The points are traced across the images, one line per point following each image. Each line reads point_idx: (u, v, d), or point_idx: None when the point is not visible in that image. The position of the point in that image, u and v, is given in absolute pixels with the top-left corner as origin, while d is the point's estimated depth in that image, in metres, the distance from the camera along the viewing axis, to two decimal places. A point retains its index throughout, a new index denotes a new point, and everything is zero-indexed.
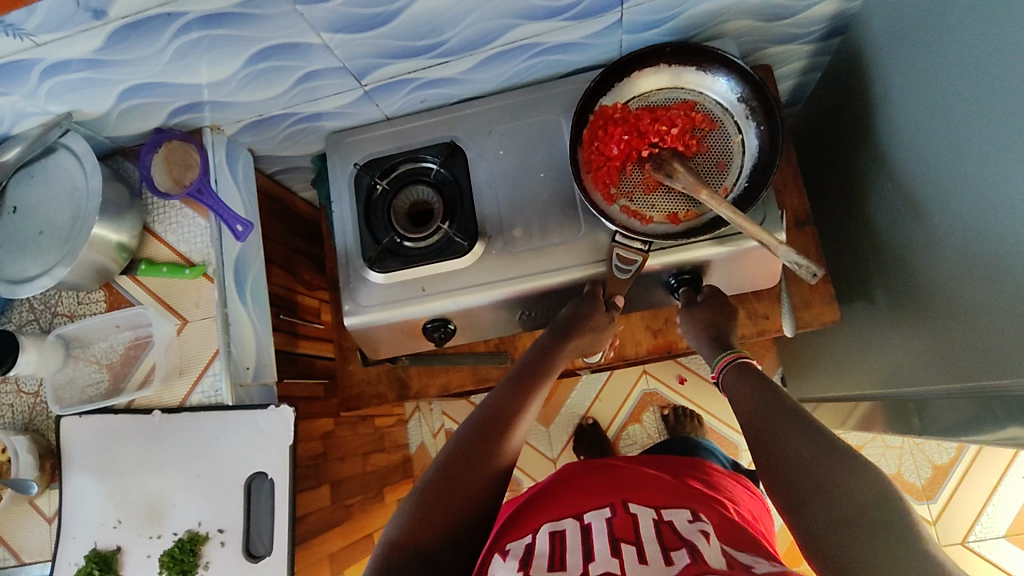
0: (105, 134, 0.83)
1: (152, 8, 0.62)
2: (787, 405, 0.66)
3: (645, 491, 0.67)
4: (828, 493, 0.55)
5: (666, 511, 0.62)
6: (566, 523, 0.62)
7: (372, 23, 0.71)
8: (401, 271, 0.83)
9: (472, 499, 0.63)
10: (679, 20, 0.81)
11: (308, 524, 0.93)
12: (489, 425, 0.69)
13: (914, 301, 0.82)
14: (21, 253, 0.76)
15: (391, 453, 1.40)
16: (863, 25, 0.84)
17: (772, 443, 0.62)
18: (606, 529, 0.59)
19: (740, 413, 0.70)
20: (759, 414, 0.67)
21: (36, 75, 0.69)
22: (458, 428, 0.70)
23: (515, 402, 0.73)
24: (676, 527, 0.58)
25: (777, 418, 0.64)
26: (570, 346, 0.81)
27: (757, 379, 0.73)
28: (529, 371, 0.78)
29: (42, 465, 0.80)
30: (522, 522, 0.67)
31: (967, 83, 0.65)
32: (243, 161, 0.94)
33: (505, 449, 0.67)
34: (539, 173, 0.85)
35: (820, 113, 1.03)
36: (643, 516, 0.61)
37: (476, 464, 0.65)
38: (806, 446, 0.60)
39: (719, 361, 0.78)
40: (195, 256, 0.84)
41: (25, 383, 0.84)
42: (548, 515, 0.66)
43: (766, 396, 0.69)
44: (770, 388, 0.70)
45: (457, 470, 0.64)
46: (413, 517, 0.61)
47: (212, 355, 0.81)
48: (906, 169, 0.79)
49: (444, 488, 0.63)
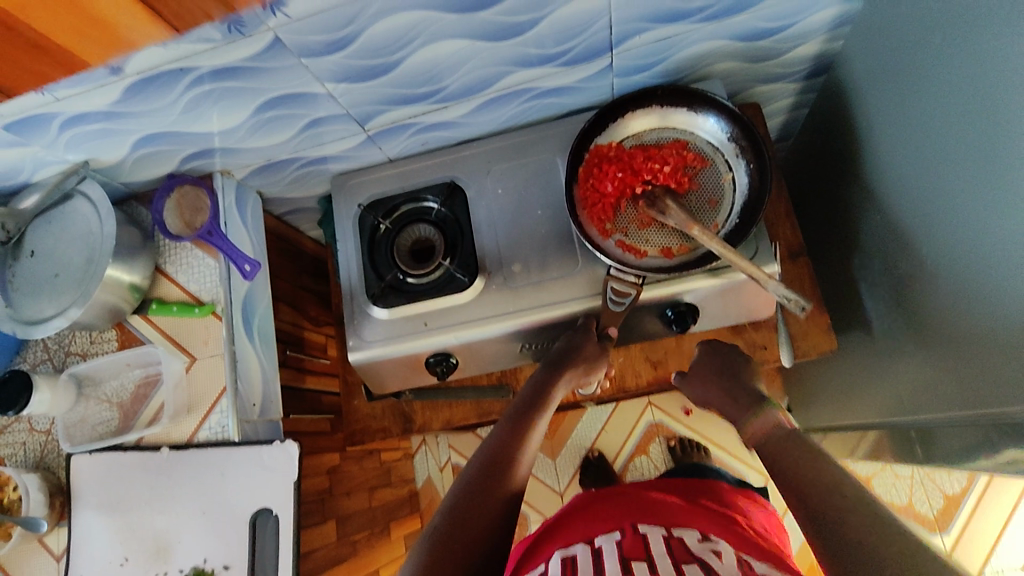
0: (119, 179, 0.87)
1: (165, 64, 0.66)
2: (813, 450, 0.63)
3: (651, 513, 0.67)
4: (847, 519, 0.53)
5: (676, 530, 0.62)
6: (576, 548, 0.63)
7: (373, 74, 0.74)
8: (404, 307, 0.85)
9: (483, 534, 0.64)
10: (667, 64, 0.85)
11: (314, 561, 0.94)
12: (496, 462, 0.70)
13: (920, 336, 0.81)
14: (36, 296, 0.79)
15: (396, 487, 1.40)
16: (846, 64, 0.87)
17: (797, 483, 0.60)
18: (616, 550, 0.59)
19: (767, 461, 0.67)
20: (783, 458, 0.64)
21: (55, 127, 0.73)
22: (465, 466, 0.71)
23: (518, 436, 0.74)
24: (687, 545, 0.59)
25: (802, 461, 0.62)
26: (565, 379, 0.82)
27: (791, 429, 0.69)
28: (530, 404, 0.79)
29: (52, 502, 0.82)
30: (534, 553, 0.67)
31: (949, 119, 0.68)
32: (252, 203, 0.97)
33: (509, 483, 0.69)
34: (537, 210, 0.88)
35: (810, 148, 1.06)
36: (652, 535, 0.61)
37: (483, 499, 0.66)
38: (833, 484, 0.57)
39: (754, 419, 0.75)
40: (205, 295, 0.86)
41: (37, 421, 0.86)
42: (560, 542, 0.66)
43: (794, 443, 0.66)
44: (799, 437, 0.67)
45: (468, 509, 0.65)
46: (427, 556, 0.62)
47: (219, 394, 0.83)
48: (896, 201, 0.81)
49: (454, 525, 0.64)
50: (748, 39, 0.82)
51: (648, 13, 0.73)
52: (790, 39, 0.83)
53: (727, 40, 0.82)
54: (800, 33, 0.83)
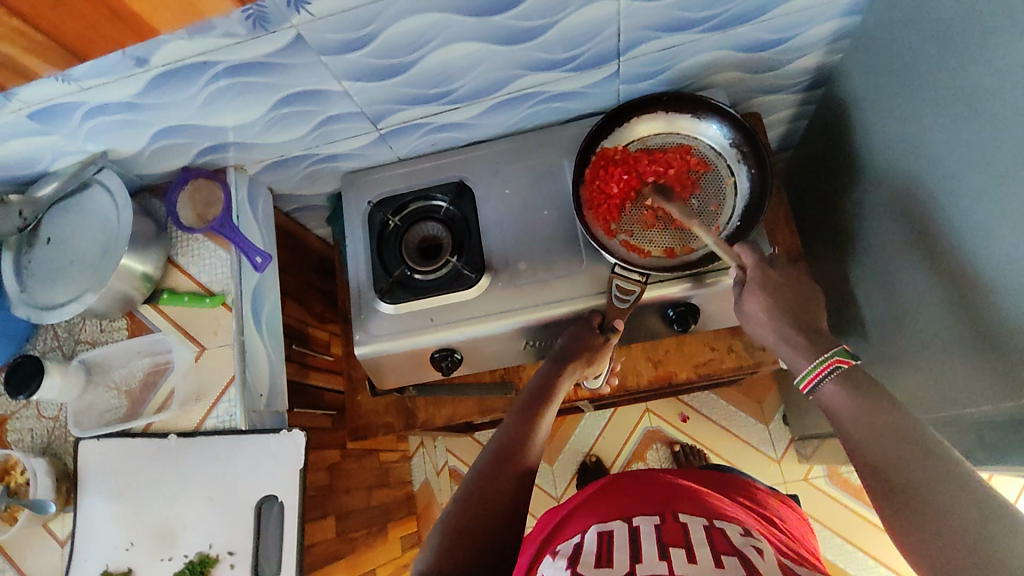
0: (135, 171, 0.89)
1: (189, 57, 0.68)
2: (909, 435, 0.54)
3: (687, 501, 0.67)
4: (985, 560, 0.45)
5: (717, 521, 0.63)
6: (614, 525, 0.64)
7: (389, 73, 0.77)
8: (411, 302, 0.87)
9: (502, 510, 0.65)
10: (672, 72, 0.88)
11: (314, 554, 0.94)
12: (507, 451, 0.71)
13: (916, 340, 0.83)
14: (51, 283, 0.80)
15: (395, 488, 1.40)
16: (844, 76, 0.90)
17: (895, 487, 0.52)
18: (655, 534, 0.60)
19: (844, 441, 0.58)
20: (871, 447, 0.55)
21: (77, 117, 0.75)
22: (476, 456, 0.71)
23: (528, 423, 0.75)
24: (729, 537, 0.59)
25: (892, 454, 0.53)
26: (570, 371, 0.82)
27: (868, 395, 0.58)
28: (538, 391, 0.80)
29: (59, 487, 0.83)
30: (565, 524, 0.70)
31: (941, 128, 0.70)
32: (263, 199, 0.99)
33: (524, 463, 0.70)
34: (544, 211, 0.90)
35: (809, 158, 1.09)
36: (692, 523, 0.62)
37: (501, 478, 0.67)
38: (955, 509, 0.48)
39: (814, 369, 0.64)
40: (215, 286, 0.88)
41: (46, 407, 0.87)
42: (593, 518, 0.68)
43: (876, 420, 0.56)
44: (877, 413, 0.56)
45: (482, 500, 0.65)
46: (451, 532, 0.63)
47: (227, 383, 0.84)
48: (892, 209, 0.84)
49: (475, 503, 0.65)
50: (751, 50, 0.85)
51: (655, 22, 0.76)
52: (791, 51, 0.87)
53: (730, 50, 0.85)
54: (800, 46, 0.86)
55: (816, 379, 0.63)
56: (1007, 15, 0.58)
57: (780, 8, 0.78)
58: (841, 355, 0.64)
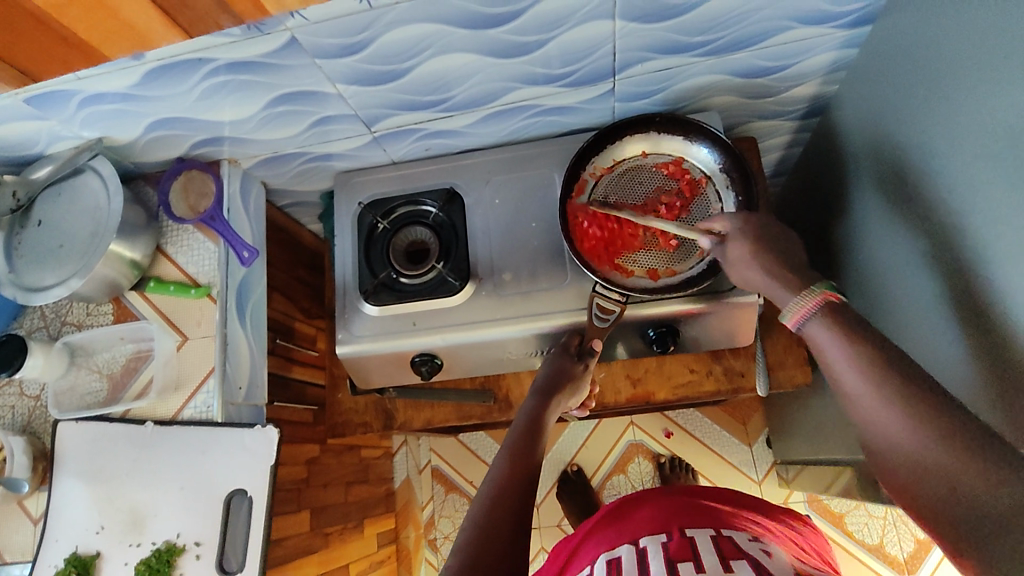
0: (130, 159, 0.90)
1: (186, 54, 0.69)
2: (895, 371, 0.54)
3: (691, 514, 0.68)
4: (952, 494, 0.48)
5: (726, 530, 0.65)
6: (622, 549, 0.65)
7: (384, 79, 0.77)
8: (394, 306, 0.88)
9: (510, 520, 0.62)
10: (668, 92, 0.88)
11: (285, 548, 0.95)
12: (499, 503, 0.64)
13: None
14: (40, 265, 0.82)
15: (374, 485, 1.41)
16: (840, 107, 0.90)
17: (877, 424, 0.54)
18: (663, 552, 0.62)
19: (832, 377, 0.59)
20: (852, 382, 0.56)
21: (74, 104, 0.76)
22: (466, 510, 0.64)
23: (519, 466, 0.68)
24: (738, 544, 0.61)
25: (873, 391, 0.54)
26: (556, 402, 0.81)
27: (857, 332, 0.57)
28: (529, 432, 0.75)
29: (35, 466, 0.84)
30: (576, 559, 0.71)
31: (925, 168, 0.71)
32: (256, 193, 0.99)
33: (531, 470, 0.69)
34: (532, 223, 0.91)
35: (803, 186, 1.09)
36: (700, 537, 0.63)
37: (509, 490, 0.65)
38: (940, 454, 0.49)
39: (802, 305, 0.62)
40: (202, 278, 0.89)
41: (28, 386, 0.89)
42: (605, 543, 0.69)
43: (865, 353, 0.56)
44: (865, 350, 0.56)
45: (480, 566, 0.57)
46: (464, 548, 0.59)
47: (207, 374, 0.85)
48: (880, 243, 0.83)
49: (488, 516, 0.62)
50: (747, 76, 0.85)
51: (651, 44, 0.77)
52: (788, 79, 0.87)
53: (726, 75, 0.85)
54: (797, 74, 0.86)
55: (803, 316, 0.62)
56: (988, 65, 0.59)
57: (777, 36, 0.78)
58: (829, 290, 0.62)
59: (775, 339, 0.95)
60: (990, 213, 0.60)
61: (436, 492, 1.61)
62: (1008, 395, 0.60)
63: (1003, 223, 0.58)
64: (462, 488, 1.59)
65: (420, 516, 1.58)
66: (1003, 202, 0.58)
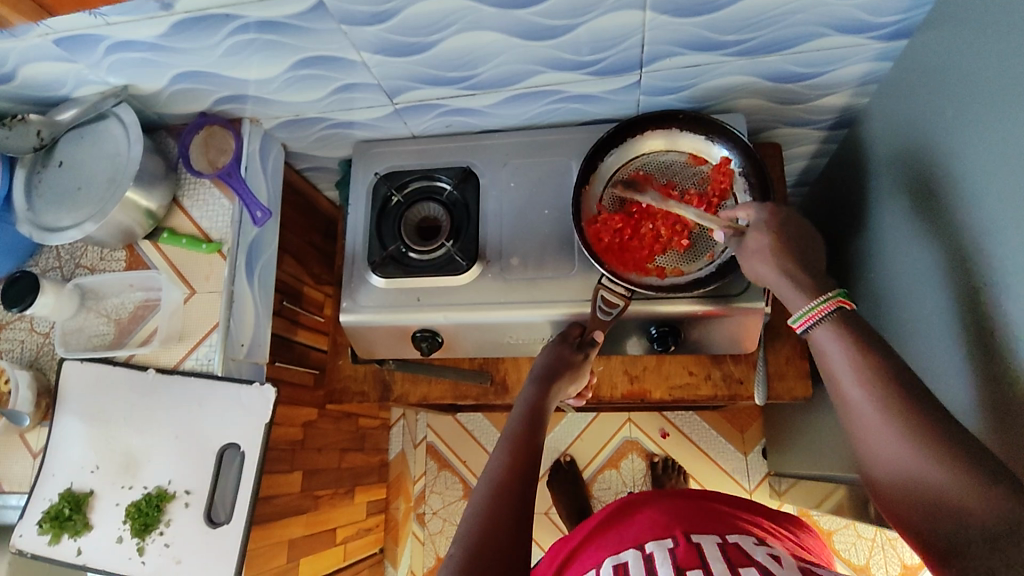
0: (154, 109, 0.91)
1: (213, 8, 0.69)
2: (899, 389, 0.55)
3: (693, 518, 0.67)
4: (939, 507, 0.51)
5: (730, 536, 0.63)
6: (628, 554, 0.63)
7: (409, 51, 0.77)
8: (400, 279, 0.88)
9: (517, 504, 0.63)
10: (695, 90, 0.86)
11: (274, 505, 0.96)
12: (502, 493, 0.64)
13: None
14: (57, 206, 0.83)
15: (368, 454, 1.43)
16: (869, 121, 0.88)
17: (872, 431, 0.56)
18: (670, 558, 0.59)
19: (833, 383, 0.61)
20: (862, 406, 0.57)
21: (102, 49, 0.76)
22: (467, 502, 0.63)
23: (520, 454, 0.68)
24: (744, 551, 0.59)
25: (876, 402, 0.56)
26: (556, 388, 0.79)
27: (863, 350, 0.59)
28: (532, 419, 0.74)
29: (38, 402, 0.86)
30: (582, 565, 0.68)
31: (939, 191, 0.69)
32: (275, 154, 1.00)
33: (535, 447, 0.70)
34: (544, 210, 0.90)
35: (824, 198, 1.07)
36: (706, 542, 0.61)
37: (517, 468, 0.66)
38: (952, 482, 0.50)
39: (813, 308, 0.63)
40: (214, 233, 0.90)
41: (39, 323, 0.91)
42: (610, 549, 0.66)
43: (879, 377, 0.57)
44: (870, 362, 0.58)
45: (483, 554, 0.57)
46: (474, 531, 0.59)
47: (211, 328, 0.86)
48: (892, 262, 0.82)
49: (498, 496, 0.63)
50: (778, 80, 0.84)
51: (681, 38, 0.75)
52: (819, 87, 0.85)
53: (757, 77, 0.83)
54: (829, 83, 0.84)
55: (814, 319, 0.63)
56: (1013, 88, 0.57)
57: (812, 42, 0.76)
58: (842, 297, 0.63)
59: (778, 350, 0.94)
60: (1000, 243, 0.59)
61: (429, 467, 1.59)
62: (1001, 428, 0.59)
63: (1012, 254, 0.57)
64: (455, 467, 1.59)
65: (411, 489, 1.58)
66: (1015, 234, 0.57)
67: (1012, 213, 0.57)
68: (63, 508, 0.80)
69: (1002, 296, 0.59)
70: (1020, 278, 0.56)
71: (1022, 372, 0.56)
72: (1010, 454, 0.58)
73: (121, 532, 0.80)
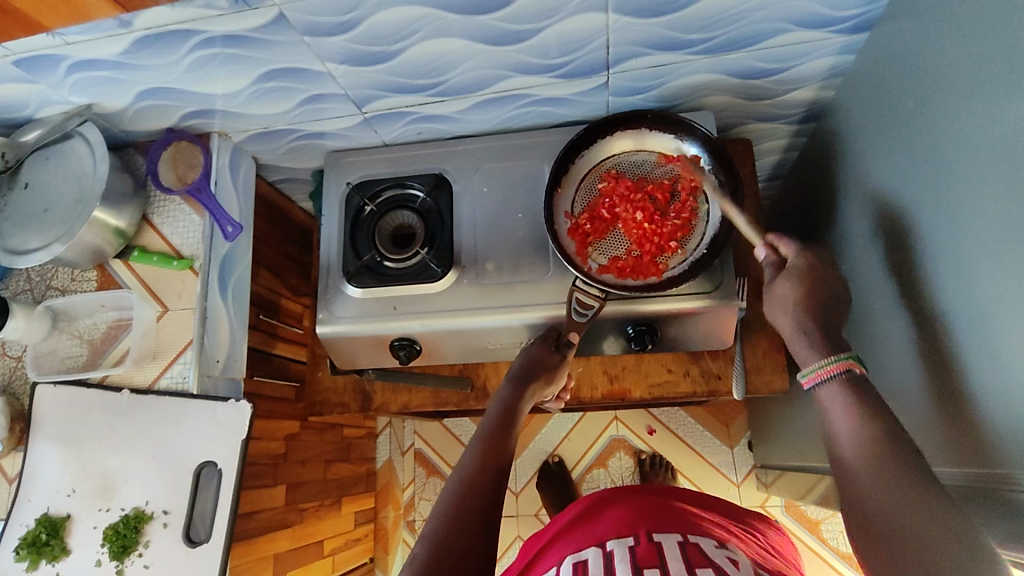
0: (121, 127, 0.90)
1: (174, 24, 0.69)
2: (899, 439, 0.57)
3: (658, 516, 0.67)
4: (916, 551, 0.51)
5: (692, 535, 0.63)
6: (588, 552, 0.63)
7: (374, 60, 0.77)
8: (376, 289, 0.88)
9: (485, 501, 0.63)
10: (663, 89, 0.87)
11: (258, 521, 0.95)
12: (472, 492, 0.64)
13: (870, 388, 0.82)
14: (24, 227, 0.82)
15: (354, 463, 1.42)
16: (835, 114, 0.89)
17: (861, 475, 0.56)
18: (629, 557, 0.60)
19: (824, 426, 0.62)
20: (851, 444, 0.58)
21: (63, 69, 0.75)
22: (437, 499, 0.63)
23: (493, 455, 0.68)
24: (703, 550, 0.60)
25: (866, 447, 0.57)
26: (530, 389, 0.79)
27: (863, 395, 0.61)
28: (505, 420, 0.74)
29: (12, 428, 0.85)
30: (543, 561, 0.68)
31: (903, 182, 0.70)
32: (246, 168, 1.00)
33: (507, 448, 0.70)
34: (518, 213, 0.90)
35: (796, 190, 1.08)
36: (667, 541, 0.61)
37: (488, 467, 0.66)
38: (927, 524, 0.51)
39: (825, 365, 0.63)
40: (185, 250, 0.89)
41: (10, 347, 0.90)
42: (571, 546, 0.67)
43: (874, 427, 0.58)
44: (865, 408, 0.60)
45: (452, 548, 0.58)
46: (443, 526, 0.60)
47: (185, 346, 0.85)
48: (860, 253, 0.82)
49: (469, 494, 0.63)
50: (744, 76, 0.84)
51: (646, 38, 0.76)
52: (785, 82, 0.86)
53: (723, 74, 0.84)
54: (794, 78, 0.85)
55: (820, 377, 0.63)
56: (968, 80, 0.58)
57: (775, 39, 0.77)
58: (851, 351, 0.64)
59: (755, 344, 0.95)
60: (961, 232, 0.60)
61: (417, 474, 1.59)
62: (968, 415, 0.60)
63: (974, 242, 0.58)
64: (443, 472, 1.58)
65: (400, 497, 1.58)
66: (974, 223, 0.58)
67: (973, 202, 0.58)
68: (40, 533, 0.78)
69: (966, 285, 0.59)
70: (982, 265, 0.57)
71: (987, 358, 0.57)
72: (980, 438, 0.59)
73: (99, 556, 0.79)
